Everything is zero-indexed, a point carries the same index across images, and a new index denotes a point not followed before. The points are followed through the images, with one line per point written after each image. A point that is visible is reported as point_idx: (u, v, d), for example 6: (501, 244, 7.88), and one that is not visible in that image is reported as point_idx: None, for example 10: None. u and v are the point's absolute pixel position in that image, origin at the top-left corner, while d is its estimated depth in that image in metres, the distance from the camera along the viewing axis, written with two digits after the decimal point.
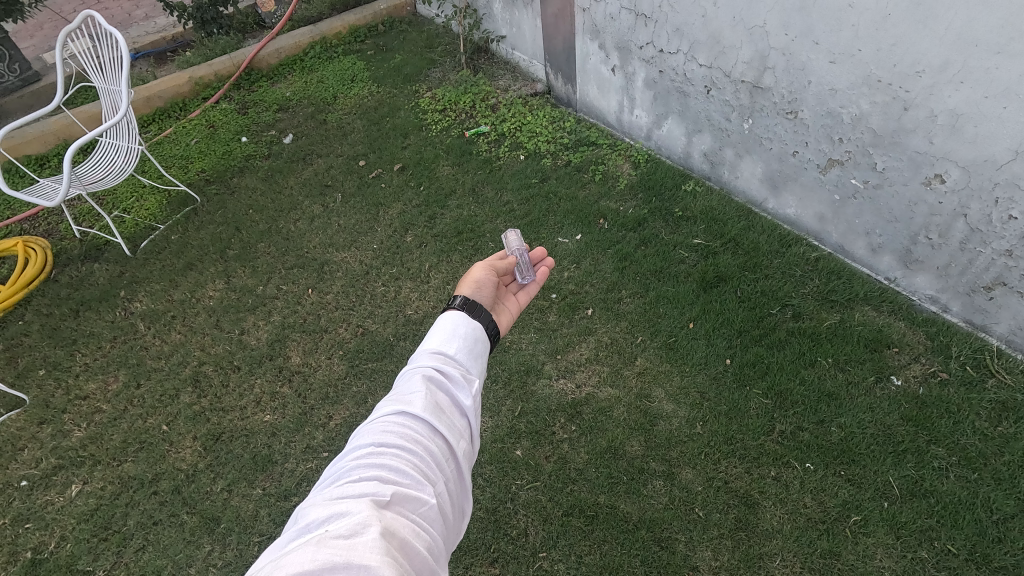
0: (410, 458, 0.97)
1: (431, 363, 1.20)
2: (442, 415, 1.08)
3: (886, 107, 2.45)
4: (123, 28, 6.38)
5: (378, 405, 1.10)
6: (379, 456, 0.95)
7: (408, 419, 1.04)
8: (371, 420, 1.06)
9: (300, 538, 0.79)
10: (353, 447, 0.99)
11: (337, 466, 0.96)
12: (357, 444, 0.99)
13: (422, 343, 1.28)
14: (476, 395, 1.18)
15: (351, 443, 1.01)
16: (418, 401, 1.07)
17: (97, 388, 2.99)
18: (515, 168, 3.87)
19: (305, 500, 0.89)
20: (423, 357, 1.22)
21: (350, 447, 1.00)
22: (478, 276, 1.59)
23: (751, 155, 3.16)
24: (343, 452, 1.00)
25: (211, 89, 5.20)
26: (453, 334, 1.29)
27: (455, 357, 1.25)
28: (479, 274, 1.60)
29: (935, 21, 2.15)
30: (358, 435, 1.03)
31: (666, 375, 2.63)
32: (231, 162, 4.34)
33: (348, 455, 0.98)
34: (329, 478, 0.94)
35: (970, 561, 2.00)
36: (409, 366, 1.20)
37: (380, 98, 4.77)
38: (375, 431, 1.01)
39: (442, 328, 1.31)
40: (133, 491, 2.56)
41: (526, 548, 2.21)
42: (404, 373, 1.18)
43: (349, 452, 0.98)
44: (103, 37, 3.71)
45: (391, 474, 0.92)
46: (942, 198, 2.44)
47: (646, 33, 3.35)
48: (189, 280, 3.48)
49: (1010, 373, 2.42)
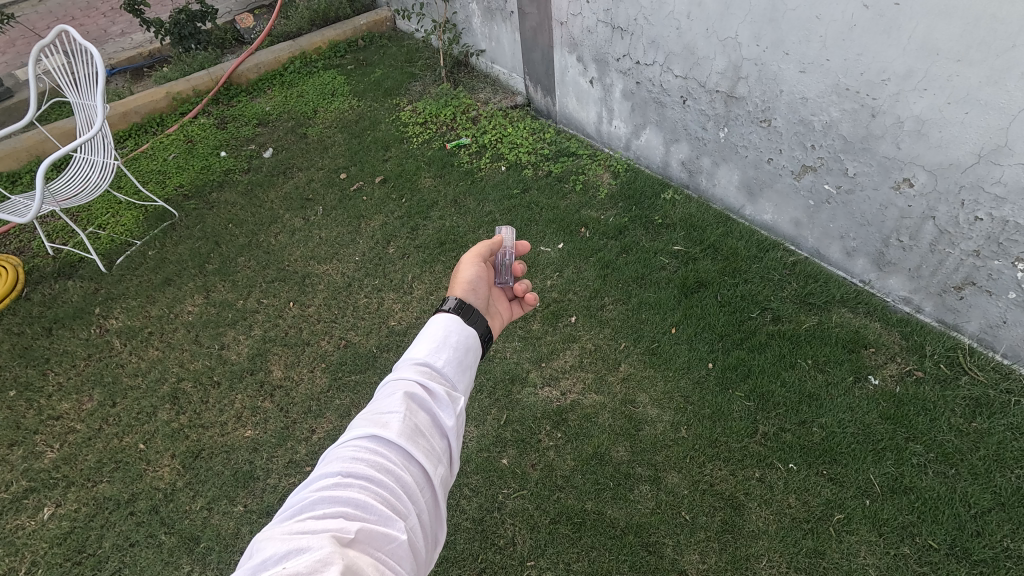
0: (380, 489, 0.95)
1: (414, 378, 1.18)
2: (420, 439, 1.06)
3: (855, 114, 2.53)
4: (99, 44, 6.32)
5: (353, 426, 1.08)
6: (345, 487, 0.93)
7: (380, 445, 1.02)
8: (343, 444, 1.03)
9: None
10: (321, 474, 0.97)
11: (301, 493, 0.94)
12: (325, 471, 0.97)
13: (408, 353, 1.27)
14: (458, 415, 1.17)
15: (320, 469, 0.99)
16: (395, 424, 1.06)
17: (71, 408, 2.91)
18: (496, 179, 3.89)
19: (263, 532, 0.87)
20: (408, 370, 1.21)
21: (318, 474, 0.98)
22: (468, 276, 1.61)
23: (727, 163, 3.23)
24: (310, 478, 0.97)
25: (189, 104, 5.16)
26: (441, 346, 1.29)
27: (440, 370, 1.24)
28: (469, 273, 1.62)
29: (898, 31, 2.23)
30: (327, 459, 1.01)
31: (650, 380, 2.65)
32: (211, 177, 4.30)
33: (313, 482, 0.95)
34: (291, 508, 0.92)
35: (951, 555, 2.03)
36: (394, 377, 1.19)
37: (360, 111, 4.78)
38: (345, 457, 0.99)
39: (430, 337, 1.31)
40: (109, 512, 2.49)
41: (514, 557, 2.19)
42: (385, 387, 1.17)
43: (315, 479, 0.96)
44: (78, 53, 3.66)
45: (358, 508, 0.90)
46: (911, 201, 2.51)
47: (622, 46, 3.42)
48: (167, 296, 3.42)
49: (983, 370, 2.48)
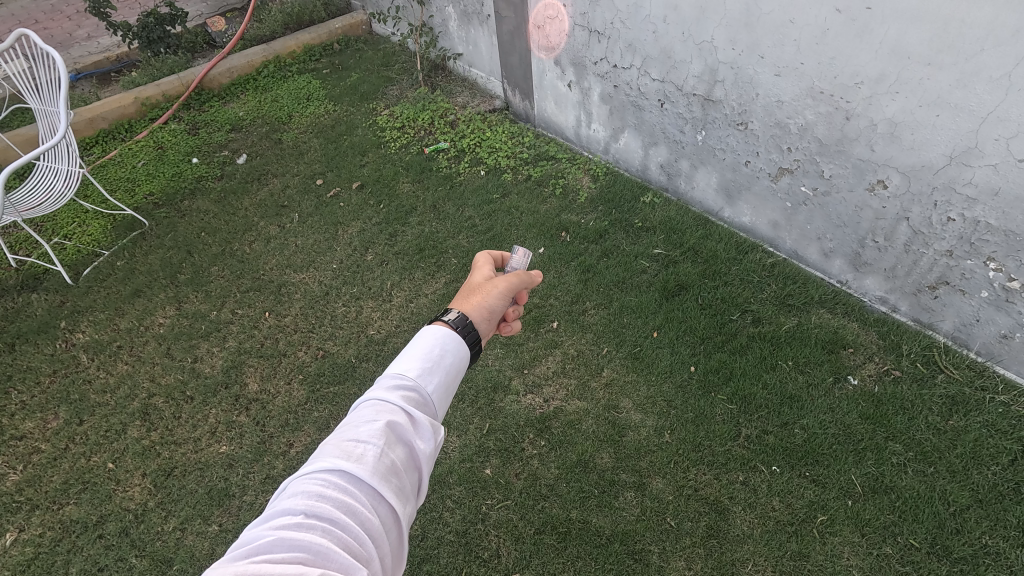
0: (343, 534, 0.90)
1: (397, 403, 1.13)
2: (392, 477, 1.02)
3: (830, 117, 2.55)
4: (63, 49, 6.14)
5: (323, 452, 1.03)
6: (308, 528, 0.88)
7: (350, 482, 0.97)
8: (307, 474, 0.98)
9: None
10: (281, 510, 0.92)
11: (260, 531, 0.88)
12: (287, 506, 0.91)
13: (393, 372, 1.22)
14: (435, 448, 1.12)
15: (281, 502, 0.94)
16: (368, 458, 1.00)
17: (35, 427, 2.80)
18: (475, 183, 3.86)
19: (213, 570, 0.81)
20: (391, 393, 1.16)
21: (278, 509, 0.92)
22: (490, 301, 1.55)
23: (705, 166, 3.25)
24: (271, 512, 0.92)
25: (158, 109, 5.03)
26: (428, 369, 1.24)
27: (424, 396, 1.20)
28: (492, 301, 1.55)
29: (871, 35, 2.26)
30: (291, 490, 0.95)
31: (633, 385, 2.63)
32: (182, 185, 4.19)
33: (273, 519, 0.90)
34: (246, 546, 0.86)
35: (932, 554, 2.04)
36: (376, 400, 1.14)
37: (336, 116, 4.71)
38: (312, 492, 0.94)
39: (421, 355, 1.26)
40: (76, 536, 2.38)
41: (499, 569, 2.15)
42: (363, 408, 1.11)
43: (276, 515, 0.91)
44: (40, 58, 3.53)
45: (318, 554, 0.85)
46: (885, 203, 2.54)
47: (599, 49, 3.42)
48: (137, 308, 3.32)
49: (958, 367, 2.52)
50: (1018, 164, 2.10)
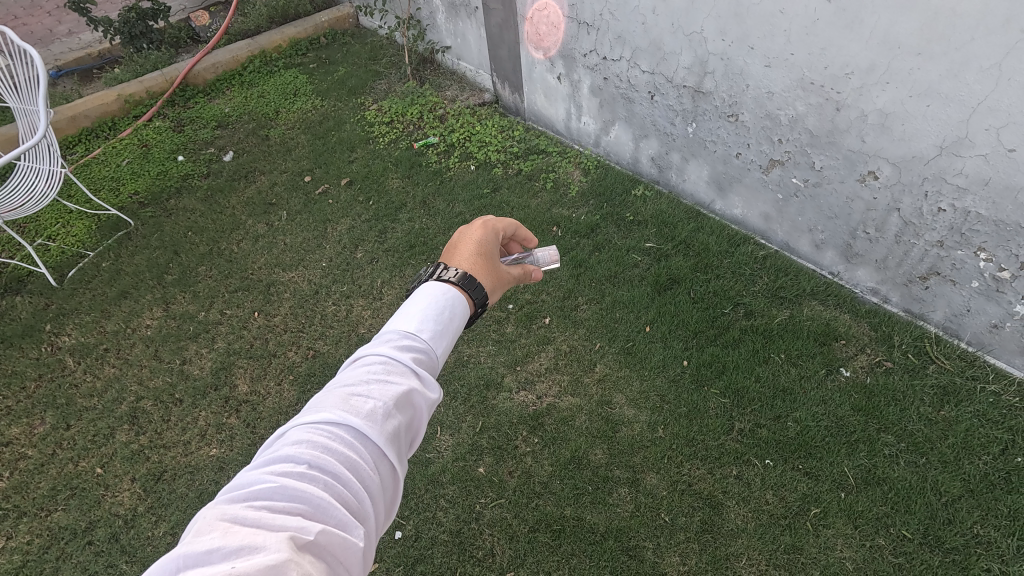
0: (344, 488, 0.88)
1: (407, 361, 1.09)
2: (396, 437, 0.99)
3: (820, 108, 2.53)
4: (43, 45, 6.02)
5: (328, 401, 0.99)
6: (311, 480, 0.85)
7: (355, 436, 0.94)
8: (311, 421, 0.94)
9: (197, 570, 0.69)
10: (283, 454, 0.88)
11: (261, 474, 0.85)
12: (291, 453, 0.88)
13: (403, 329, 1.16)
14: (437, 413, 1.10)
15: (283, 446, 0.90)
16: (376, 416, 0.97)
17: (21, 433, 2.75)
18: (465, 178, 3.83)
19: (211, 510, 0.79)
20: (401, 350, 1.11)
21: (279, 453, 0.89)
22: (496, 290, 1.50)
23: (696, 158, 3.23)
24: (273, 456, 0.89)
25: (142, 106, 4.94)
26: (437, 328, 1.19)
27: (433, 358, 1.16)
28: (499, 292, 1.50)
29: (861, 25, 2.24)
30: (294, 435, 0.92)
31: (625, 380, 2.62)
32: (168, 183, 4.13)
33: (275, 463, 0.87)
34: (247, 488, 0.83)
35: (924, 544, 2.05)
36: (385, 357, 1.08)
37: (324, 111, 4.65)
38: (317, 441, 0.91)
39: (432, 316, 1.21)
40: (64, 542, 2.35)
41: (493, 568, 2.15)
42: (371, 363, 1.06)
43: (279, 460, 0.87)
44: (18, 56, 3.45)
45: (318, 507, 0.83)
46: (876, 194, 2.54)
47: (589, 41, 3.38)
48: (123, 310, 3.27)
49: (949, 358, 2.52)
50: (1008, 154, 2.09)
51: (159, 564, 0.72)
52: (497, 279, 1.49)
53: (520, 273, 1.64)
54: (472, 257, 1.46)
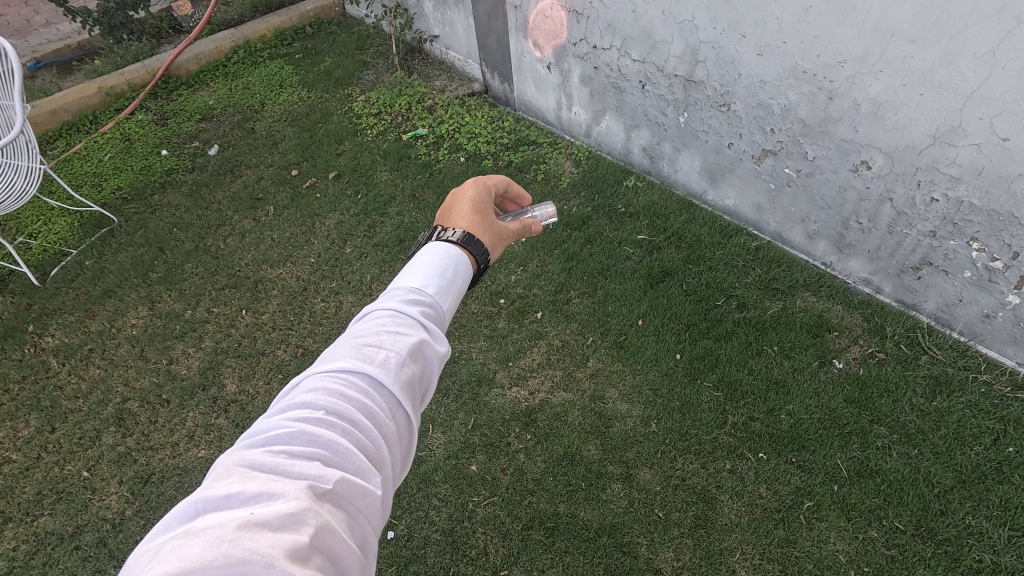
0: (360, 435, 0.83)
1: (416, 314, 1.04)
2: (411, 385, 0.94)
3: (813, 97, 2.50)
4: (20, 36, 5.86)
5: (339, 351, 0.94)
6: (328, 426, 0.81)
7: (370, 386, 0.89)
8: (324, 370, 0.89)
9: (211, 517, 0.65)
10: (298, 401, 0.84)
11: (275, 421, 0.81)
12: (307, 400, 0.83)
13: (409, 286, 1.11)
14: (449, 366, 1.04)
15: (297, 393, 0.86)
16: (391, 365, 0.92)
17: (5, 436, 2.70)
18: (455, 171, 3.77)
19: (224, 459, 0.74)
20: (409, 304, 1.06)
21: (293, 400, 0.84)
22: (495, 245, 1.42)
23: (688, 149, 3.19)
24: (288, 404, 0.84)
25: (124, 99, 4.83)
26: (440, 278, 1.15)
27: (442, 313, 1.11)
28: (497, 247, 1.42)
29: (853, 12, 2.20)
30: (308, 383, 0.87)
31: (618, 374, 2.61)
32: (152, 179, 4.04)
33: (291, 410, 0.82)
34: (264, 434, 0.79)
35: (917, 536, 2.06)
36: (394, 310, 1.03)
37: (310, 103, 4.57)
38: (332, 389, 0.86)
39: (437, 271, 1.16)
40: (51, 548, 2.32)
41: (487, 567, 2.13)
42: (380, 315, 1.01)
43: (294, 407, 0.83)
44: None
45: (336, 454, 0.78)
46: (869, 184, 2.51)
47: (578, 30, 3.33)
48: (108, 309, 3.21)
49: (941, 348, 2.52)
50: (1001, 143, 2.07)
51: (176, 507, 0.69)
52: (497, 236, 1.43)
53: (520, 226, 1.54)
54: (468, 216, 1.39)
